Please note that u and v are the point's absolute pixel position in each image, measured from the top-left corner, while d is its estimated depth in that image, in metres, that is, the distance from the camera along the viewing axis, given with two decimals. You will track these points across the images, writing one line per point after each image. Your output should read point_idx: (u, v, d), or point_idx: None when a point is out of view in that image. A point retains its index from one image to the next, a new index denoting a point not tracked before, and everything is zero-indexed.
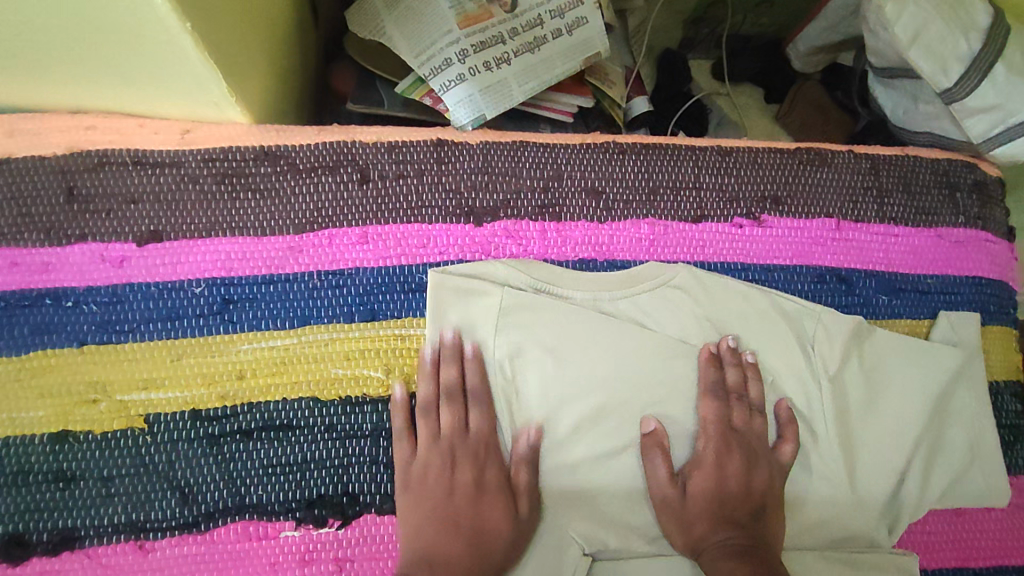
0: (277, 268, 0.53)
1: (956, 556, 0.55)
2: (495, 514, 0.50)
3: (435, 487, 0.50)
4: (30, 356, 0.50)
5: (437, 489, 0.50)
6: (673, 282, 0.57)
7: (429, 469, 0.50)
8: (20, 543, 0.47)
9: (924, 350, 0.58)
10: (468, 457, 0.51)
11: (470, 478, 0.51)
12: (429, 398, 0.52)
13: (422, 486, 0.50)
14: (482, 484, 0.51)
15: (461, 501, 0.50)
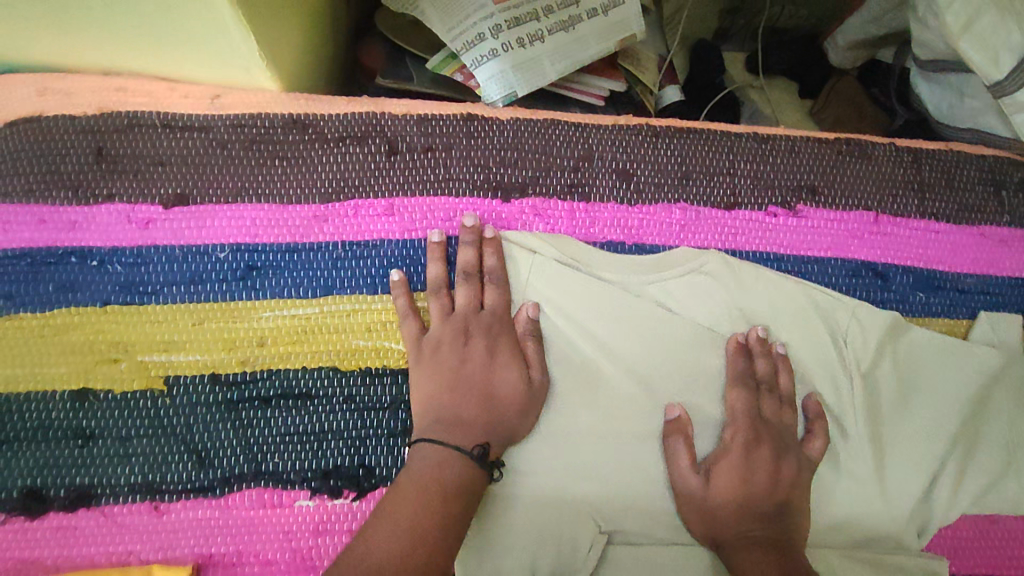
0: (302, 235, 0.53)
1: (989, 564, 0.53)
2: (505, 384, 0.50)
3: (450, 355, 0.50)
4: (53, 313, 0.49)
5: (451, 358, 0.50)
6: (703, 269, 0.55)
7: (444, 342, 0.51)
8: (38, 496, 0.47)
9: (962, 352, 0.56)
10: (482, 330, 0.52)
11: (483, 349, 0.51)
12: (439, 276, 0.53)
13: (453, 416, 0.48)
14: (495, 360, 0.51)
15: (473, 366, 0.50)
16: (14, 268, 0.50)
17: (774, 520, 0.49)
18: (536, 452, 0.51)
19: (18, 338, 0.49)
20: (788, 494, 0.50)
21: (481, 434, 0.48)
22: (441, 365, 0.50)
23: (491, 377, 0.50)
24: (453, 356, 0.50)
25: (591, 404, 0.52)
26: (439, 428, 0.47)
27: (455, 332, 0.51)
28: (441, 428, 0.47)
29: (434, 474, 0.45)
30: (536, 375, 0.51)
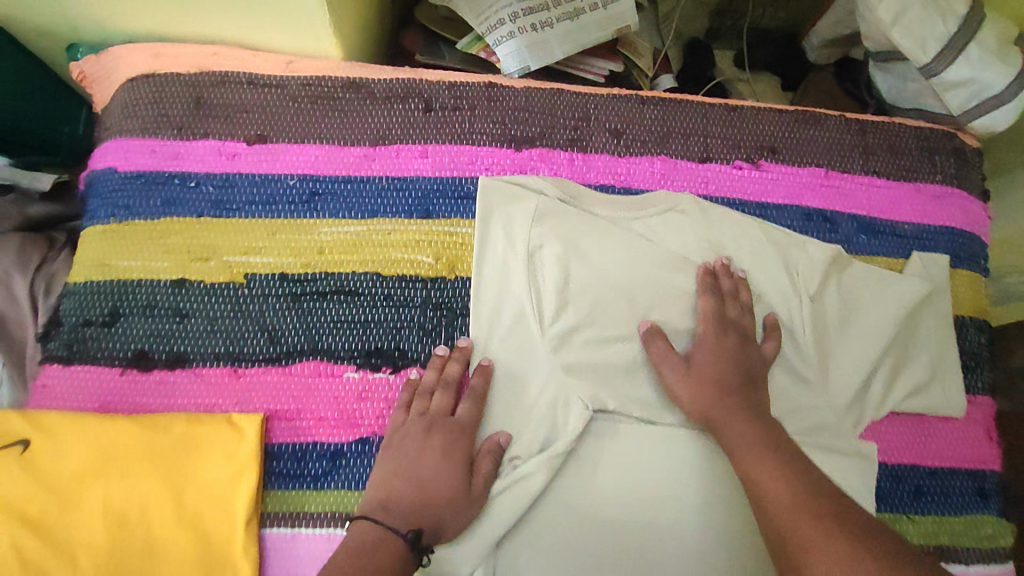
0: (354, 170, 0.66)
1: (914, 454, 0.65)
2: (445, 486, 0.57)
3: (410, 444, 0.58)
4: (159, 220, 0.63)
5: (410, 447, 0.58)
6: (678, 208, 0.67)
7: (408, 434, 0.58)
8: (146, 357, 0.60)
9: (894, 281, 0.67)
10: (443, 432, 0.59)
11: (439, 447, 0.58)
12: (432, 381, 0.61)
13: (391, 507, 0.55)
14: (447, 461, 0.58)
15: (427, 459, 0.58)
16: (131, 185, 0.64)
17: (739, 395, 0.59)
18: (537, 346, 0.62)
19: (133, 237, 0.62)
20: (749, 373, 0.61)
21: (417, 519, 0.55)
22: (399, 456, 0.58)
23: (437, 475, 0.57)
24: (410, 446, 0.58)
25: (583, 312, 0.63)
26: (380, 510, 0.55)
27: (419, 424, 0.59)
28: (381, 511, 0.55)
29: (364, 547, 0.52)
30: (477, 482, 0.57)
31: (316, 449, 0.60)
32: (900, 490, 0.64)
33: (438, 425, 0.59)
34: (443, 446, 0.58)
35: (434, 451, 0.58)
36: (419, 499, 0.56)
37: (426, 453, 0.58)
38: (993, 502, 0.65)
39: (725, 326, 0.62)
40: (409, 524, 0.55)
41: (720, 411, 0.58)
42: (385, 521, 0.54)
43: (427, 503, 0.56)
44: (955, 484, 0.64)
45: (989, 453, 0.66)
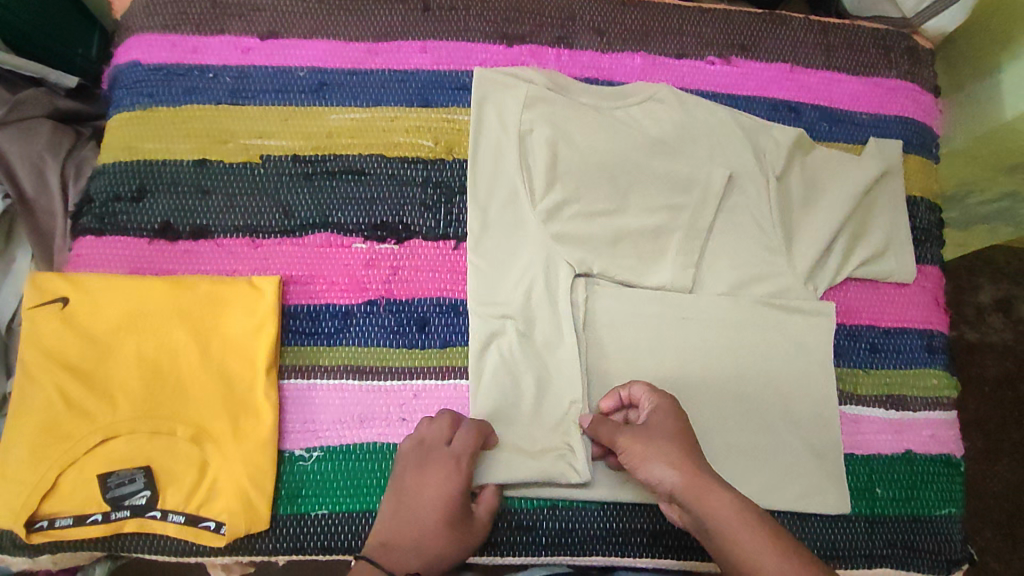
0: (358, 64, 0.71)
1: (869, 315, 0.71)
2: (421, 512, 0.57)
3: (405, 485, 0.58)
4: (181, 108, 0.68)
5: (406, 487, 0.58)
6: (656, 97, 0.73)
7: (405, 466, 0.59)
8: (171, 228, 0.65)
9: (854, 162, 0.73)
10: (438, 465, 0.58)
11: (411, 479, 0.58)
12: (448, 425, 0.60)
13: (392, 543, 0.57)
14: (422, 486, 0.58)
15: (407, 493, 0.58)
16: (154, 76, 0.69)
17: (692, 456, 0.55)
18: (530, 217, 0.67)
19: (157, 123, 0.68)
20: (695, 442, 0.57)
21: (413, 562, 0.56)
22: (400, 490, 0.58)
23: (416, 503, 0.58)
24: (395, 491, 0.59)
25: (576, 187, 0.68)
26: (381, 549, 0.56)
27: (416, 455, 0.59)
28: (381, 550, 0.56)
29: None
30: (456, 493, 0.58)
31: (330, 310, 0.65)
32: (857, 346, 0.71)
33: (432, 458, 0.58)
34: (436, 482, 0.57)
35: (430, 489, 0.57)
36: (410, 550, 0.56)
37: (443, 479, 0.58)
38: (940, 358, 0.72)
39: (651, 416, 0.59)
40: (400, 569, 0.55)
41: (690, 482, 0.53)
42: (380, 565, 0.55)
43: (424, 545, 0.56)
44: (906, 343, 0.71)
45: (937, 316, 0.73)
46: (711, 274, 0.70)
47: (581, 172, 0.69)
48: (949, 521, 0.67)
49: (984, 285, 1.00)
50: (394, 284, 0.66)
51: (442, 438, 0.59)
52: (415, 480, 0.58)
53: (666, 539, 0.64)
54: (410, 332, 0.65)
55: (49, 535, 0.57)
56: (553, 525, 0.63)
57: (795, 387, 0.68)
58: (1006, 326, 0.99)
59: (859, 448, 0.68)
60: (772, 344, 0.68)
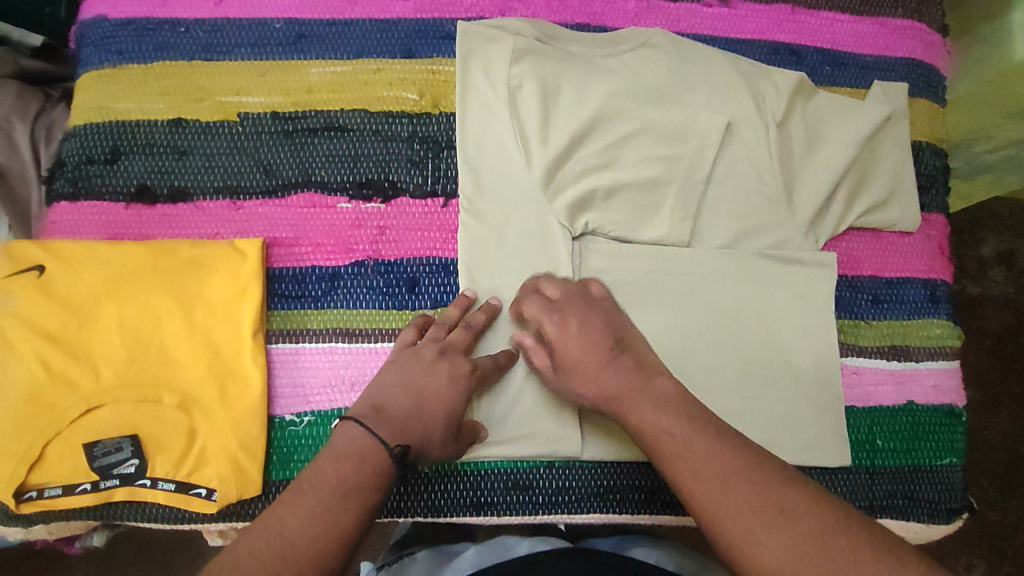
0: (338, 14, 0.68)
1: (871, 266, 0.69)
2: (432, 387, 0.55)
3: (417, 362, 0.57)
4: (153, 65, 0.65)
5: (416, 365, 0.57)
6: (650, 43, 0.70)
7: (418, 355, 0.58)
8: (148, 191, 0.63)
9: (857, 106, 0.70)
10: (452, 357, 0.57)
11: (429, 354, 0.57)
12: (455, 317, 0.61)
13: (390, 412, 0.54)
14: (435, 363, 0.57)
15: (418, 368, 0.57)
16: (123, 31, 0.66)
17: (613, 363, 0.53)
18: (521, 173, 0.65)
19: (128, 81, 0.65)
20: (613, 336, 0.55)
21: (407, 432, 0.53)
22: (406, 369, 0.56)
23: (426, 377, 0.56)
24: (402, 360, 0.57)
25: (572, 140, 0.66)
26: (373, 415, 0.53)
27: (433, 349, 0.58)
28: (374, 417, 0.53)
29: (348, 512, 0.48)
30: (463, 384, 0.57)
31: (316, 272, 0.63)
32: (859, 297, 0.69)
33: (450, 350, 0.58)
34: (449, 372, 0.57)
35: (440, 374, 0.56)
36: (406, 427, 0.53)
37: (452, 373, 0.57)
38: (943, 308, 0.70)
39: (562, 307, 0.57)
40: (394, 439, 0.52)
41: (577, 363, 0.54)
42: (375, 429, 0.52)
43: (418, 422, 0.54)
44: (908, 293, 0.69)
45: (940, 265, 0.71)
46: (708, 226, 0.68)
47: (575, 124, 0.66)
48: (950, 471, 0.66)
49: (986, 238, 0.98)
50: (382, 244, 0.64)
51: (462, 341, 0.59)
52: (428, 360, 0.57)
53: (664, 495, 0.63)
54: (399, 293, 0.63)
55: (39, 505, 0.56)
56: (547, 484, 0.62)
57: (794, 341, 0.66)
58: (1008, 279, 0.97)
59: (859, 400, 0.67)
60: (772, 299, 0.67)
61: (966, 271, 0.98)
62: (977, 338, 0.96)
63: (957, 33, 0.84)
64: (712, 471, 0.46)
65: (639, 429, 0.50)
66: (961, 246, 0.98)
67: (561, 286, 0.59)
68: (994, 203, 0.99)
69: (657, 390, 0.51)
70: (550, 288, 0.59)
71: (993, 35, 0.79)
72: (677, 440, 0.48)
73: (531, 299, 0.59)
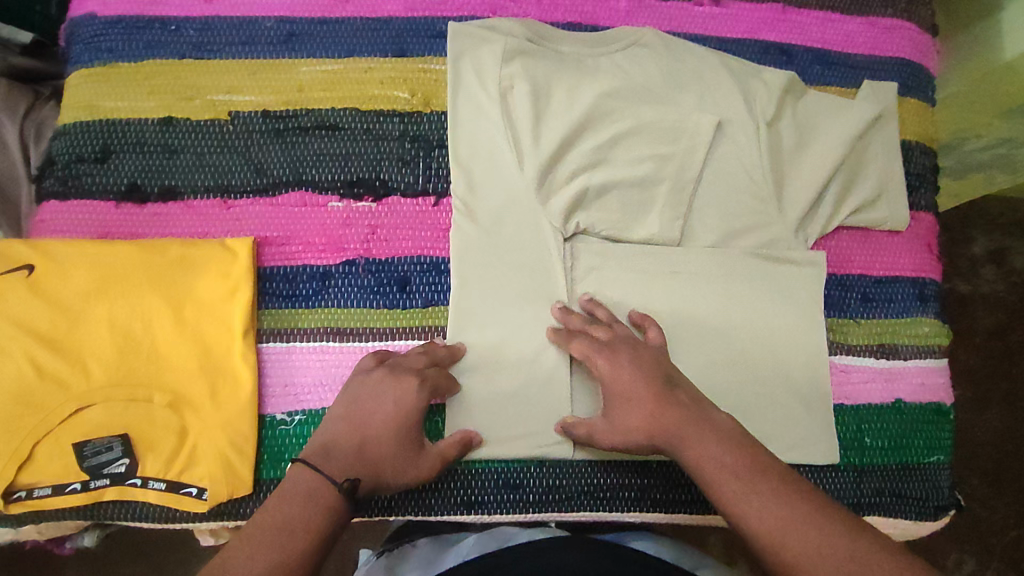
0: (329, 12, 0.68)
1: (861, 264, 0.70)
2: (375, 418, 0.54)
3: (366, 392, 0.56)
4: (144, 63, 0.65)
5: (365, 394, 0.56)
6: (641, 42, 0.70)
7: (366, 382, 0.57)
8: (138, 190, 0.63)
9: (847, 106, 0.71)
10: (395, 379, 0.56)
11: (376, 382, 0.56)
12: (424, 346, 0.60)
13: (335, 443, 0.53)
14: (382, 390, 0.56)
15: (363, 397, 0.56)
16: (113, 30, 0.65)
17: (668, 398, 0.54)
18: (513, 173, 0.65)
19: (119, 79, 0.65)
20: (662, 373, 0.56)
21: (355, 463, 0.52)
22: (352, 399, 0.56)
23: (370, 407, 0.55)
24: (351, 389, 0.56)
25: (564, 140, 0.66)
26: (320, 454, 0.52)
27: (382, 374, 0.57)
28: (321, 455, 0.52)
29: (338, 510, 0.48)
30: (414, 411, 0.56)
31: (307, 271, 0.63)
32: (848, 296, 0.69)
33: (400, 375, 0.57)
34: (394, 398, 0.55)
35: (385, 399, 0.55)
36: (355, 456, 0.52)
37: (400, 399, 0.55)
38: (932, 306, 0.70)
39: (612, 345, 0.58)
40: (342, 473, 0.50)
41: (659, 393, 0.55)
42: (322, 469, 0.50)
43: (365, 453, 0.53)
44: (897, 292, 0.70)
45: (929, 264, 0.71)
46: (700, 225, 0.68)
47: (566, 124, 0.66)
48: (937, 468, 0.67)
49: (976, 237, 0.98)
50: (373, 244, 0.64)
51: (415, 366, 0.58)
52: (377, 387, 0.56)
53: (654, 493, 0.63)
54: (390, 292, 0.63)
55: (29, 504, 0.56)
56: (539, 482, 0.62)
57: (784, 339, 0.66)
58: (999, 278, 0.97)
59: (848, 398, 0.67)
60: (763, 298, 0.67)
61: (957, 270, 0.98)
62: (968, 335, 0.97)
63: (947, 33, 0.84)
64: (768, 503, 0.48)
65: (698, 462, 0.51)
66: (953, 245, 0.99)
67: (610, 328, 0.60)
68: (985, 202, 0.99)
69: (712, 420, 0.53)
70: (597, 329, 0.60)
71: (982, 35, 0.79)
72: (741, 474, 0.50)
73: (578, 337, 0.60)
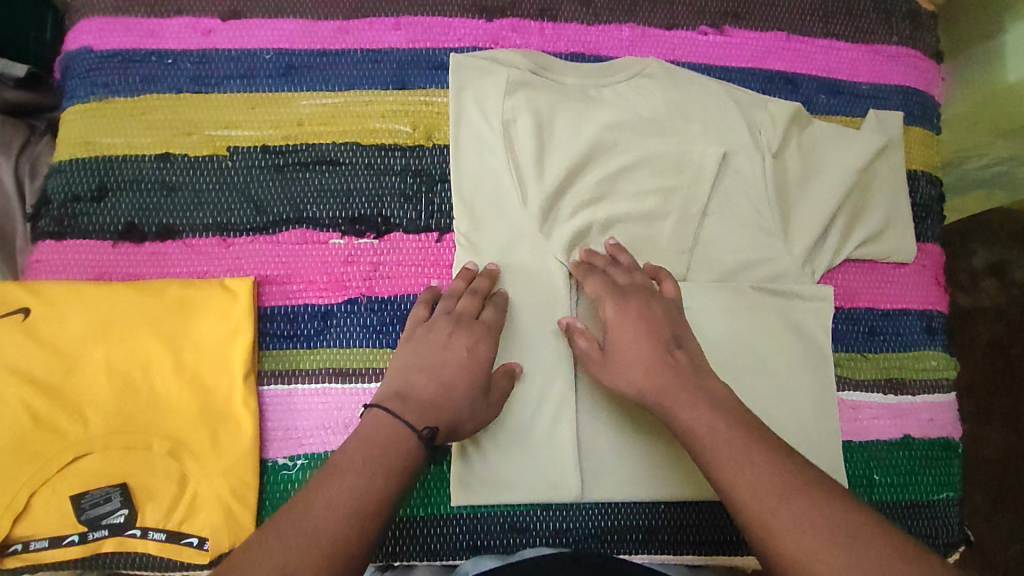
0: (329, 45, 0.67)
1: (868, 298, 0.69)
2: (453, 366, 0.56)
3: (433, 337, 0.57)
4: (140, 98, 0.64)
5: (433, 340, 0.57)
6: (644, 73, 0.70)
7: (433, 329, 0.58)
8: (135, 229, 0.61)
9: (852, 136, 0.70)
10: (468, 330, 0.58)
11: (445, 327, 0.58)
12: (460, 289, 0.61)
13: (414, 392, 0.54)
14: (452, 338, 0.57)
15: (434, 343, 0.57)
16: (109, 64, 0.64)
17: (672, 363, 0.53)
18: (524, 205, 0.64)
19: (115, 115, 0.63)
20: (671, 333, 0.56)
21: (433, 413, 0.53)
22: (423, 346, 0.57)
23: (445, 355, 0.56)
24: (423, 335, 0.58)
25: (567, 175, 0.66)
26: (397, 401, 0.53)
27: (447, 323, 0.58)
28: (398, 402, 0.53)
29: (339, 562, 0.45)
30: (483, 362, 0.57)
31: (308, 310, 0.62)
32: (855, 330, 0.68)
33: (465, 324, 0.58)
34: (467, 345, 0.57)
35: (458, 349, 0.57)
36: (434, 405, 0.54)
37: (463, 347, 0.57)
38: (939, 339, 0.70)
39: (623, 294, 0.58)
40: (422, 420, 0.52)
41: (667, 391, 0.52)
42: (401, 416, 0.52)
43: (447, 400, 0.54)
44: (905, 325, 0.69)
45: (938, 296, 0.71)
46: (706, 260, 0.67)
47: (570, 157, 0.66)
48: (946, 505, 0.66)
49: None
50: (375, 280, 0.63)
51: (471, 312, 0.60)
52: (442, 337, 0.57)
53: (661, 535, 0.62)
54: (393, 331, 0.62)
55: (24, 558, 0.55)
56: (544, 525, 0.61)
57: (791, 375, 0.66)
58: (999, 290, 0.90)
59: (856, 435, 0.67)
60: (769, 333, 0.66)
61: None
62: None
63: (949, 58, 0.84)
64: None
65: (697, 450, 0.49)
66: None
67: (629, 276, 0.60)
68: None
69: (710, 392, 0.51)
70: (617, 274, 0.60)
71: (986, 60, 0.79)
72: None
73: (595, 276, 0.60)
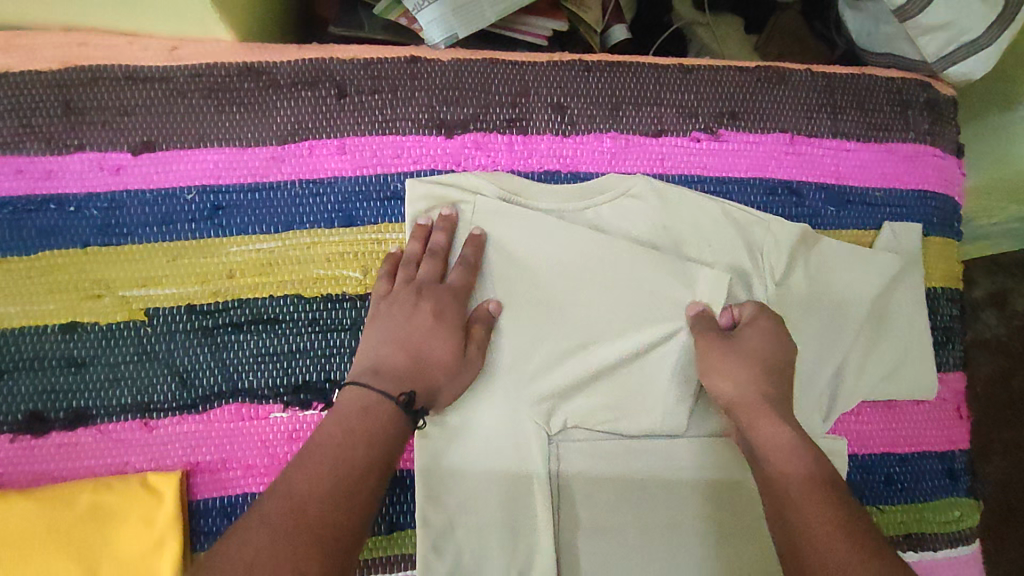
0: (262, 176, 0.57)
1: (884, 442, 0.62)
2: (423, 340, 0.54)
3: (398, 309, 0.55)
4: (38, 255, 0.55)
5: (398, 313, 0.55)
6: (631, 192, 0.60)
7: (396, 301, 0.55)
8: (40, 418, 0.53)
9: (866, 257, 0.62)
10: (434, 296, 0.55)
11: (408, 295, 0.55)
12: (415, 252, 0.57)
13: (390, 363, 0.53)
14: (417, 305, 0.55)
15: (398, 317, 0.54)
16: None
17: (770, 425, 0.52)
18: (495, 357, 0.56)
19: (10, 279, 0.54)
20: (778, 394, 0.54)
21: (408, 383, 0.52)
22: (387, 316, 0.54)
23: (411, 326, 0.54)
24: (388, 309, 0.55)
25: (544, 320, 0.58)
26: (371, 375, 0.52)
27: (409, 293, 0.55)
28: (372, 376, 0.52)
29: None
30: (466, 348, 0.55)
31: (247, 502, 0.53)
32: (870, 480, 0.61)
33: (429, 291, 0.55)
34: (433, 312, 0.55)
35: (425, 316, 0.54)
36: (414, 375, 0.53)
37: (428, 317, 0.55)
38: (962, 482, 0.63)
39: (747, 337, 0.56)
40: (400, 389, 0.52)
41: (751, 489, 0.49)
42: (380, 389, 0.51)
43: (420, 373, 0.53)
44: (924, 468, 0.62)
45: (960, 433, 0.63)
46: (705, 410, 0.59)
47: (546, 299, 0.58)
48: None
49: (1000, 336, 0.89)
50: None
51: (433, 274, 0.56)
52: (407, 308, 0.55)
53: None
54: None
55: None
56: None
57: None
58: (1001, 322, 0.89)
59: None
60: None
61: (991, 376, 0.88)
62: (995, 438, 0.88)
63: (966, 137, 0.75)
64: None
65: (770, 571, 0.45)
66: (974, 333, 0.90)
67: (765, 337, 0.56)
68: (1008, 285, 0.90)
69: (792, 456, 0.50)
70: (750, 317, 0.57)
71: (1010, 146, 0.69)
72: None
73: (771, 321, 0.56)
